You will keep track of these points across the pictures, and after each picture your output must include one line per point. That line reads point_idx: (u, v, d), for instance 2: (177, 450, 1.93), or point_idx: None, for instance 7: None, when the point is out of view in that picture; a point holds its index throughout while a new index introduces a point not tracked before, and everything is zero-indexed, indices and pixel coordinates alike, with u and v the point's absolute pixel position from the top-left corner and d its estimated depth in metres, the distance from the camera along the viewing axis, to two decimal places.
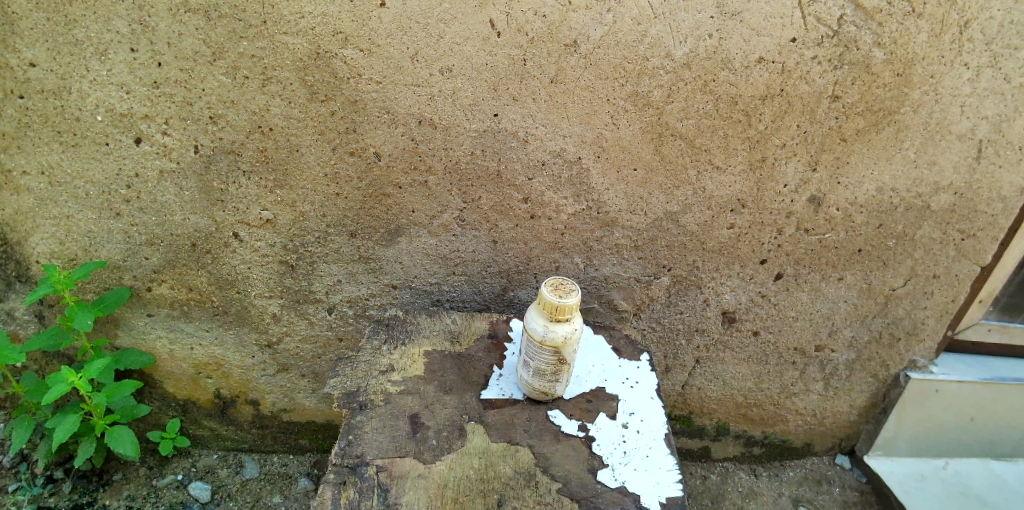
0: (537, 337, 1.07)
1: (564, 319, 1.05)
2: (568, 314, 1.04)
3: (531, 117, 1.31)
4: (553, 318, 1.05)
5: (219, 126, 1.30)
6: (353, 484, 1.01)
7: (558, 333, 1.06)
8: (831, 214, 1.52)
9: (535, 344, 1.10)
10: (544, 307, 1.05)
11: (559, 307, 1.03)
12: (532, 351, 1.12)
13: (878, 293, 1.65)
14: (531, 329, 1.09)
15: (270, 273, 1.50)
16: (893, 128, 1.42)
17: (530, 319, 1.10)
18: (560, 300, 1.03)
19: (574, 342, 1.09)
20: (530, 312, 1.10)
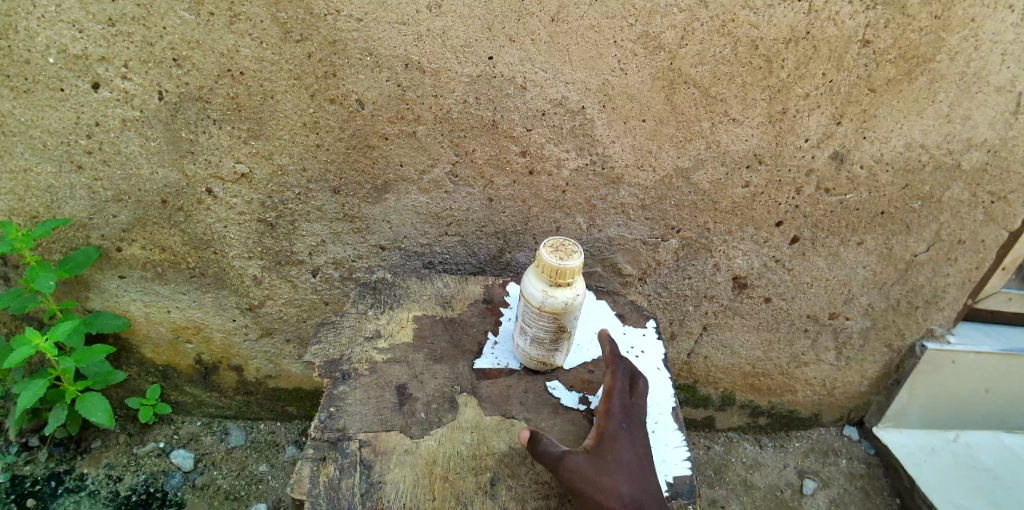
0: (535, 302, 0.98)
1: (565, 282, 0.96)
2: (569, 278, 0.95)
3: (530, 61, 1.19)
4: (552, 282, 0.96)
5: (184, 70, 1.17)
6: (333, 460, 0.93)
7: (558, 298, 0.97)
8: (855, 173, 1.40)
9: (532, 310, 1.01)
10: (543, 270, 0.96)
11: (559, 270, 0.93)
12: (529, 319, 1.03)
13: (899, 259, 1.55)
14: (528, 294, 1.00)
15: (248, 232, 1.39)
16: (926, 78, 1.30)
17: (527, 284, 1.01)
18: (560, 261, 0.94)
19: (575, 309, 1.00)
20: (527, 276, 1.01)
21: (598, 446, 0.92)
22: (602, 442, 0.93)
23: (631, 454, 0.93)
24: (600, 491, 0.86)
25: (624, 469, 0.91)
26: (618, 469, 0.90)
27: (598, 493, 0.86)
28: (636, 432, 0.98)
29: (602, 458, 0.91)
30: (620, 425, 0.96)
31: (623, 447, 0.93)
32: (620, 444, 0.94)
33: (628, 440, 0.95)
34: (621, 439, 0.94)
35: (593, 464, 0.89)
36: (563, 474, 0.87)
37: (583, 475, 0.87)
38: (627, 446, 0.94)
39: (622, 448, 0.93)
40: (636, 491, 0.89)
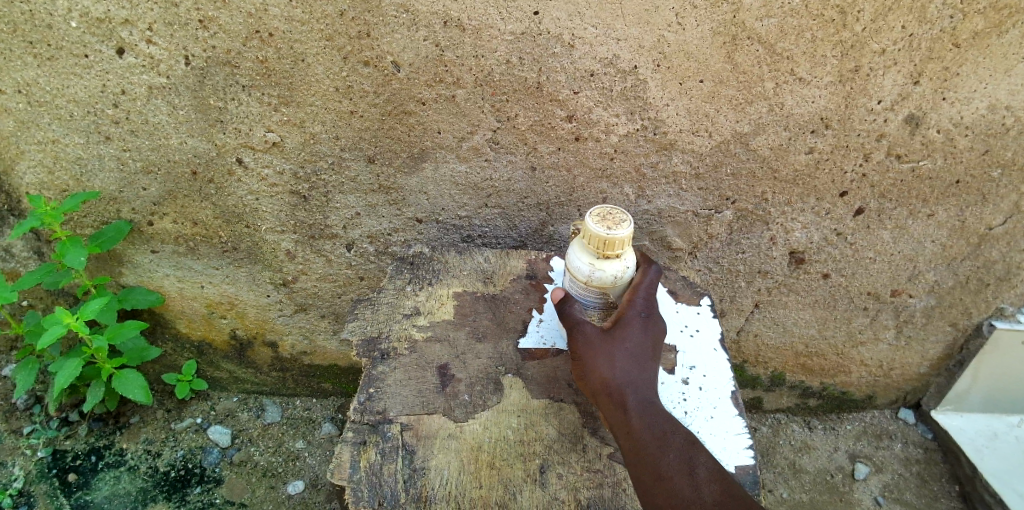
0: (581, 276, 0.93)
1: (612, 253, 0.90)
2: (616, 249, 0.88)
3: (578, 15, 1.09)
4: (599, 254, 0.89)
5: (211, 32, 1.11)
6: (374, 445, 0.88)
7: (606, 270, 0.92)
8: (931, 137, 1.28)
9: (577, 283, 0.96)
10: (588, 242, 0.89)
11: (606, 242, 0.87)
12: (574, 290, 0.99)
13: (972, 233, 1.43)
14: (572, 266, 0.94)
15: (281, 205, 1.34)
16: (1022, 28, 1.16)
17: (571, 254, 0.94)
18: (608, 233, 0.86)
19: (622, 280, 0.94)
20: (570, 246, 0.95)
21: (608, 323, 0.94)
22: (615, 321, 0.94)
23: (641, 340, 0.93)
24: (593, 360, 0.90)
25: (629, 351, 0.91)
26: (621, 349, 0.91)
27: (591, 362, 0.90)
28: (655, 323, 0.96)
29: (608, 335, 0.92)
30: (641, 314, 0.95)
31: (634, 332, 0.93)
32: (632, 328, 0.93)
33: (643, 327, 0.94)
34: (636, 325, 0.94)
35: (597, 337, 0.92)
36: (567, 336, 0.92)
37: (583, 342, 0.91)
38: (639, 331, 0.94)
39: (632, 333, 0.93)
40: (633, 373, 0.90)
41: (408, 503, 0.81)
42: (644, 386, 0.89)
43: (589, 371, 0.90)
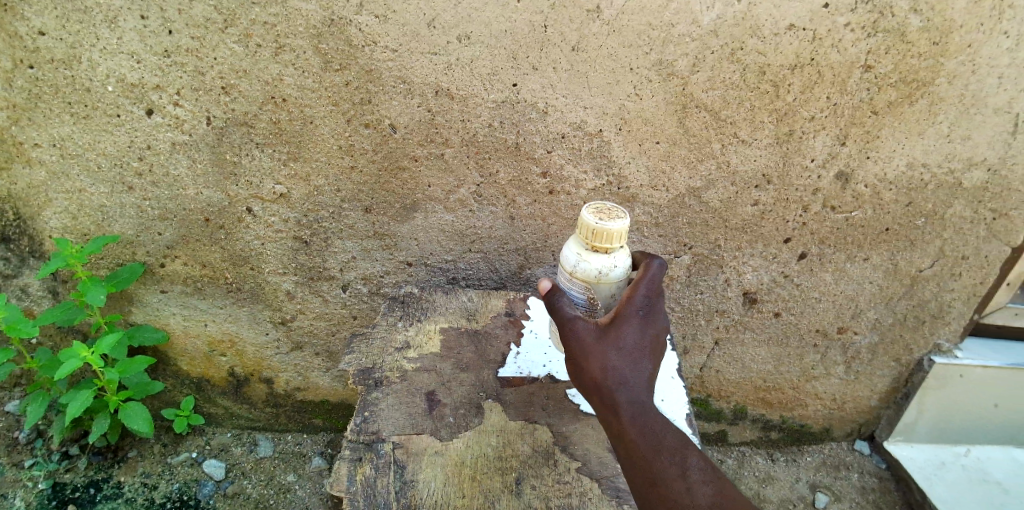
0: (569, 264, 1.03)
1: (600, 246, 1.00)
2: (605, 242, 0.99)
3: (551, 87, 1.27)
4: (588, 243, 1.00)
5: (231, 97, 1.27)
6: (369, 461, 0.99)
7: (590, 262, 1.01)
8: (860, 191, 1.47)
9: (565, 273, 1.05)
10: (581, 231, 1.00)
11: (595, 231, 0.98)
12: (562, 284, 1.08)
13: (905, 275, 1.60)
14: (564, 256, 1.05)
15: (284, 249, 1.47)
16: (927, 100, 1.37)
17: (567, 246, 1.06)
18: (598, 222, 0.97)
19: (606, 278, 1.02)
20: (569, 239, 1.06)
21: (606, 322, 1.00)
22: (612, 319, 1.00)
23: (637, 338, 0.99)
24: (587, 358, 0.97)
25: (624, 351, 0.98)
26: (618, 350, 0.97)
27: (588, 363, 0.97)
28: (653, 320, 1.02)
29: (604, 333, 0.98)
30: (637, 312, 1.01)
31: (629, 330, 0.99)
32: (629, 328, 0.99)
33: (639, 326, 1.00)
34: (632, 323, 1.00)
35: (592, 335, 0.98)
36: (566, 336, 0.99)
37: (577, 339, 0.98)
38: (636, 331, 1.00)
39: (629, 333, 0.99)
40: (628, 373, 0.96)
41: None
42: (639, 387, 0.96)
43: (587, 371, 0.97)
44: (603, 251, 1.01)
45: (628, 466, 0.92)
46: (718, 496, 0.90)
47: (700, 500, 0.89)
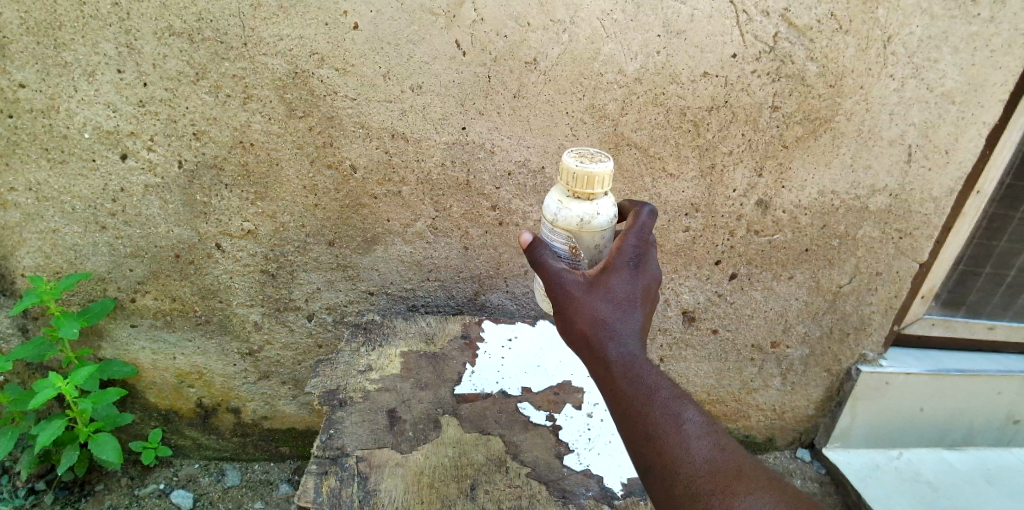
0: (552, 211, 1.05)
1: (581, 191, 1.01)
2: (587, 187, 1.00)
3: (496, 130, 1.42)
4: (569, 188, 1.01)
5: (202, 142, 1.38)
6: (334, 473, 1.07)
7: (571, 208, 1.02)
8: (779, 217, 1.65)
9: (547, 222, 1.07)
10: (564, 177, 1.02)
11: (577, 175, 0.99)
12: (545, 235, 1.09)
13: (827, 291, 1.79)
14: (546, 205, 1.07)
15: (251, 282, 1.56)
16: (830, 135, 1.56)
17: (550, 196, 1.07)
18: (578, 165, 0.99)
19: (588, 225, 1.03)
20: (552, 189, 1.08)
21: (594, 273, 0.97)
22: (600, 269, 0.97)
23: (628, 288, 0.95)
24: (574, 310, 0.94)
25: (613, 301, 0.94)
26: (605, 299, 0.94)
27: (575, 315, 0.94)
28: (645, 270, 0.98)
29: (592, 284, 0.96)
30: (627, 261, 0.98)
31: (619, 280, 0.95)
32: (618, 277, 0.96)
33: (629, 275, 0.97)
34: (621, 272, 0.97)
35: (579, 287, 0.96)
36: (552, 289, 0.97)
37: (563, 292, 0.96)
38: (625, 280, 0.96)
39: (618, 281, 0.95)
40: (617, 322, 0.92)
41: None
42: (629, 337, 0.92)
43: (574, 324, 0.94)
44: (585, 197, 1.02)
45: (620, 420, 0.87)
46: (719, 449, 0.81)
47: (699, 453, 0.80)
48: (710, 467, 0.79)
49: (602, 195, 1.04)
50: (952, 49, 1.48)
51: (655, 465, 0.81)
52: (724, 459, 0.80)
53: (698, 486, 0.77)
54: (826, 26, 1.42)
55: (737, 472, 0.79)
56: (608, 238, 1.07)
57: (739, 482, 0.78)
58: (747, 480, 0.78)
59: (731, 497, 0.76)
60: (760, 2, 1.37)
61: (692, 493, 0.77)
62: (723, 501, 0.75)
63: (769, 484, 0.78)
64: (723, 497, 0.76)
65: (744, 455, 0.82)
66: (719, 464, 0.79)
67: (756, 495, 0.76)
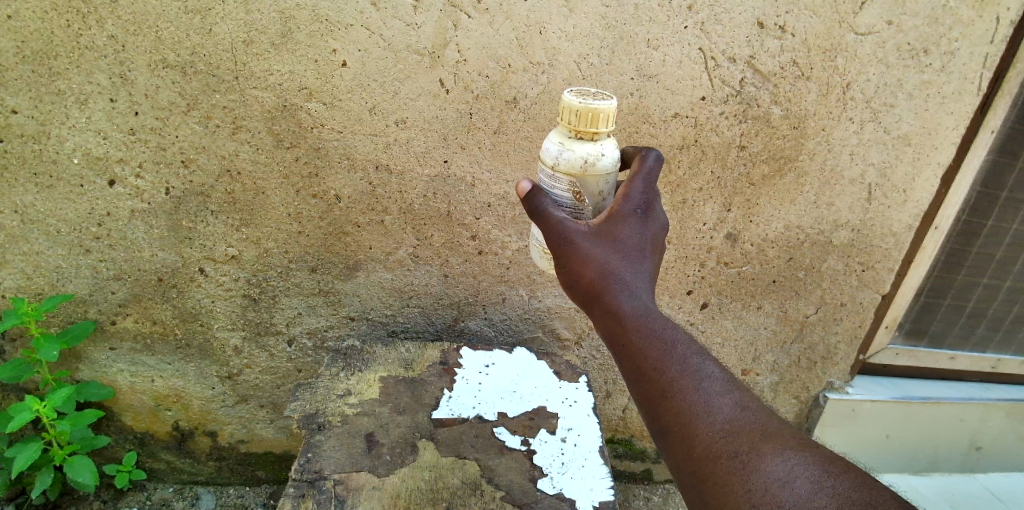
0: (553, 155, 1.03)
1: (584, 131, 1.01)
2: (591, 126, 1.00)
3: (477, 163, 1.49)
4: (572, 128, 1.01)
5: (190, 169, 1.41)
6: (311, 497, 1.09)
7: (574, 148, 1.02)
8: (747, 249, 1.73)
9: (548, 166, 1.05)
10: (567, 118, 1.01)
11: (581, 113, 0.99)
12: (546, 182, 1.07)
13: (794, 321, 1.87)
14: (547, 149, 1.06)
15: (233, 306, 1.59)
16: (794, 173, 1.65)
17: (550, 139, 1.07)
18: (582, 101, 0.99)
19: (592, 167, 1.02)
20: (551, 133, 1.07)
21: (600, 223, 0.95)
22: (607, 219, 0.95)
23: (637, 237, 0.94)
24: (582, 262, 0.92)
25: (621, 251, 0.92)
26: (613, 249, 0.92)
27: (582, 268, 0.91)
28: (653, 218, 0.97)
29: (600, 234, 0.94)
30: (633, 209, 0.97)
31: (627, 230, 0.94)
32: (626, 226, 0.95)
33: (636, 224, 0.95)
34: (628, 221, 0.95)
35: (586, 237, 0.93)
36: (556, 240, 0.94)
37: (571, 243, 0.93)
38: (631, 230, 0.95)
39: (626, 230, 0.94)
40: (627, 273, 0.90)
41: None
42: (641, 289, 0.90)
43: (582, 277, 0.91)
44: (588, 138, 1.02)
45: (635, 379, 0.84)
46: (740, 408, 0.78)
47: (720, 412, 0.78)
48: (731, 426, 0.76)
49: (604, 136, 1.04)
50: (907, 95, 1.57)
51: (673, 427, 0.78)
52: (745, 417, 0.77)
53: (717, 446, 0.75)
54: (788, 72, 1.51)
55: (761, 431, 0.76)
56: (610, 185, 1.07)
57: (763, 441, 0.75)
58: (772, 438, 0.75)
59: (752, 459, 0.73)
60: (727, 49, 1.46)
61: (712, 454, 0.75)
62: (745, 462, 0.73)
63: (796, 446, 0.74)
64: (744, 457, 0.73)
65: (768, 414, 0.79)
66: (740, 423, 0.77)
67: (781, 456, 0.73)
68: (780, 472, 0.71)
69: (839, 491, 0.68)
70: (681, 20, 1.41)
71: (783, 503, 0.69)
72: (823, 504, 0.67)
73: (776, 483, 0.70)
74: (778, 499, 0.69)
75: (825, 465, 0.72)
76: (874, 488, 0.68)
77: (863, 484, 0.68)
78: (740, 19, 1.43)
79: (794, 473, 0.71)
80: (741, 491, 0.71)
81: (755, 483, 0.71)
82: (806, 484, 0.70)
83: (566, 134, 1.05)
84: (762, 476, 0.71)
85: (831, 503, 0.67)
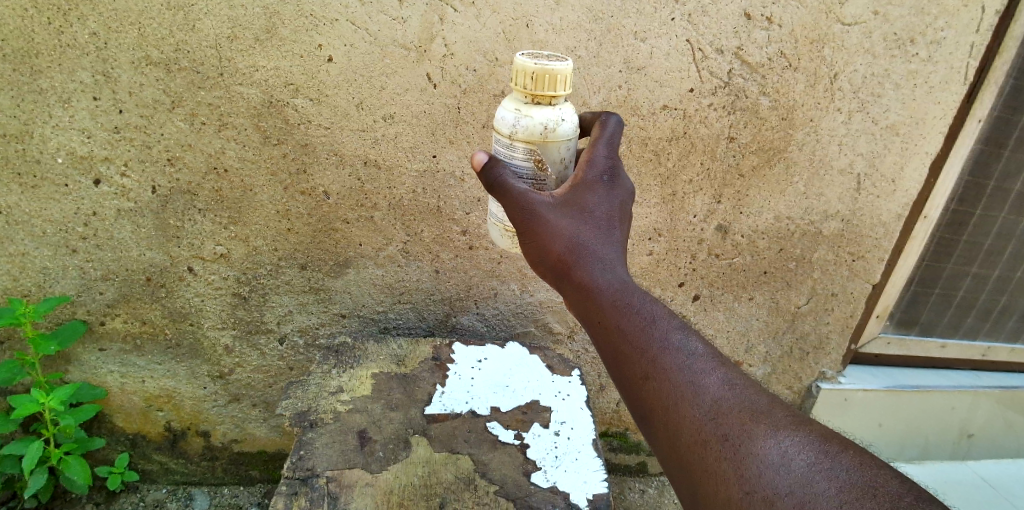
0: (510, 123, 1.02)
1: (541, 94, 1.01)
2: (547, 88, 1.00)
3: (466, 158, 1.48)
4: (528, 92, 1.01)
5: (176, 167, 1.40)
6: (304, 494, 1.08)
7: (532, 115, 1.01)
8: (737, 241, 1.74)
9: (505, 136, 1.04)
10: (521, 83, 1.01)
11: (537, 75, 0.99)
12: (503, 153, 1.06)
13: (785, 311, 1.88)
14: (502, 118, 1.05)
15: (222, 305, 1.58)
16: (783, 164, 1.65)
17: (504, 107, 1.06)
18: (536, 63, 0.99)
19: (552, 133, 1.02)
20: (504, 101, 1.07)
21: (565, 193, 0.95)
22: (572, 189, 0.96)
23: (604, 206, 0.95)
24: (550, 235, 0.91)
25: (589, 221, 0.92)
26: (581, 219, 0.92)
27: (550, 242, 0.91)
28: (619, 184, 0.98)
29: (566, 204, 0.94)
30: (597, 177, 0.97)
31: (593, 198, 0.95)
32: (593, 194, 0.95)
33: (601, 192, 0.96)
34: (593, 190, 0.95)
35: (552, 209, 0.93)
36: (521, 214, 0.93)
37: (536, 216, 0.92)
38: (598, 198, 0.95)
39: (593, 199, 0.95)
40: (597, 245, 0.90)
41: None
42: (613, 260, 0.90)
43: (551, 250, 0.91)
44: (545, 102, 1.02)
45: (614, 357, 0.84)
46: (728, 387, 0.77)
47: (707, 393, 0.76)
48: (719, 407, 0.75)
49: (561, 100, 1.05)
50: (895, 85, 1.58)
51: (657, 409, 0.78)
52: (733, 396, 0.76)
53: (705, 430, 0.73)
54: (776, 63, 1.52)
55: (751, 410, 0.74)
56: (570, 153, 1.08)
57: (755, 423, 0.73)
58: (763, 419, 0.73)
59: (743, 444, 0.70)
60: (715, 41, 1.46)
61: (701, 439, 0.73)
62: (735, 445, 0.71)
63: (789, 425, 0.72)
64: (735, 441, 0.71)
65: (758, 392, 0.77)
66: (729, 404, 0.75)
67: (774, 437, 0.70)
68: (774, 456, 0.69)
69: (838, 473, 0.65)
70: (668, 11, 1.41)
71: (776, 489, 0.66)
72: (821, 487, 0.64)
73: (770, 468, 0.68)
74: (771, 484, 0.67)
75: (822, 445, 0.68)
76: (875, 468, 0.64)
77: (863, 464, 0.65)
78: (727, 10, 1.43)
79: (788, 455, 0.68)
80: (733, 478, 0.69)
81: (748, 470, 0.69)
82: (801, 467, 0.67)
83: (521, 101, 1.05)
84: (756, 461, 0.69)
85: (829, 487, 0.63)
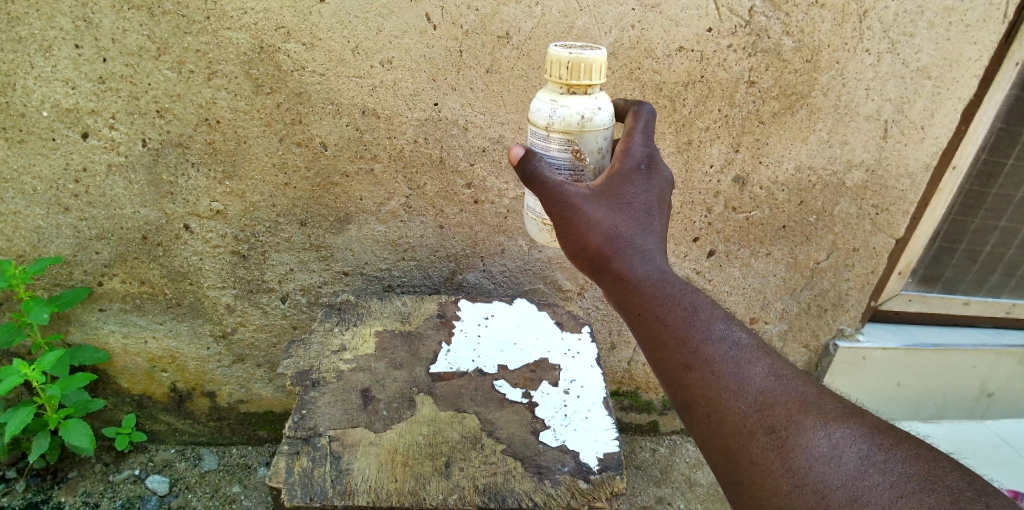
0: (545, 116, 0.95)
1: (577, 84, 0.94)
2: (584, 79, 0.93)
3: (470, 106, 1.40)
4: (563, 83, 0.94)
5: (166, 119, 1.34)
6: (306, 453, 1.05)
7: (568, 105, 0.94)
8: (755, 193, 1.66)
9: (541, 128, 0.97)
10: (555, 75, 0.94)
11: (572, 65, 0.92)
12: (539, 145, 0.99)
13: (804, 267, 1.81)
14: (537, 110, 0.97)
15: (222, 263, 1.53)
16: (806, 110, 1.55)
17: (538, 99, 0.98)
18: (571, 52, 0.92)
19: (589, 123, 0.95)
20: (539, 93, 0.99)
21: (601, 183, 0.89)
22: (607, 180, 0.89)
23: (643, 195, 0.88)
24: (584, 226, 0.85)
25: (627, 213, 0.86)
26: (618, 210, 0.86)
27: (587, 234, 0.85)
28: (658, 173, 0.91)
29: (602, 195, 0.87)
30: (634, 166, 0.90)
31: (632, 189, 0.88)
32: (631, 185, 0.88)
33: (640, 182, 0.89)
34: (631, 180, 0.89)
35: (588, 200, 0.86)
36: (555, 207, 0.87)
37: (571, 208, 0.86)
38: (636, 188, 0.88)
39: (631, 191, 0.88)
40: (636, 236, 0.84)
41: (335, 497, 0.98)
42: (652, 251, 0.84)
43: (587, 243, 0.85)
44: (581, 92, 0.95)
45: (653, 351, 0.79)
46: (774, 378, 0.72)
47: (751, 384, 0.72)
48: (764, 398, 0.71)
49: (597, 89, 0.97)
50: (928, 23, 1.46)
51: (697, 399, 0.73)
52: (780, 388, 0.72)
53: (750, 422, 0.70)
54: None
55: (799, 401, 0.70)
56: (607, 141, 1.00)
57: (803, 413, 0.69)
58: (811, 410, 0.69)
59: (792, 435, 0.67)
60: None
61: (743, 430, 0.70)
62: (783, 438, 0.68)
63: (840, 417, 0.69)
64: (782, 433, 0.68)
65: (805, 383, 0.73)
66: (775, 395, 0.71)
67: (823, 429, 0.67)
68: (824, 447, 0.66)
69: (892, 467, 0.62)
70: None
71: (828, 481, 0.64)
72: (874, 482, 0.61)
73: (820, 461, 0.65)
74: (822, 478, 0.64)
75: (876, 437, 0.66)
76: (932, 462, 0.62)
77: (920, 457, 0.62)
78: None
79: (840, 448, 0.65)
80: (780, 469, 0.67)
81: (798, 461, 0.66)
82: (853, 460, 0.64)
83: (556, 92, 0.97)
84: (806, 452, 0.66)
85: (884, 480, 0.61)
